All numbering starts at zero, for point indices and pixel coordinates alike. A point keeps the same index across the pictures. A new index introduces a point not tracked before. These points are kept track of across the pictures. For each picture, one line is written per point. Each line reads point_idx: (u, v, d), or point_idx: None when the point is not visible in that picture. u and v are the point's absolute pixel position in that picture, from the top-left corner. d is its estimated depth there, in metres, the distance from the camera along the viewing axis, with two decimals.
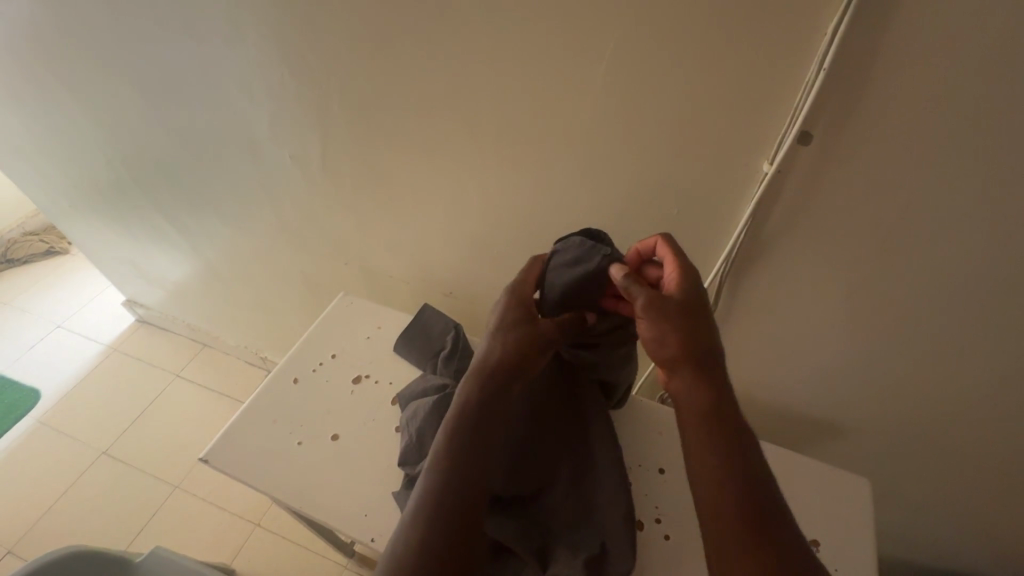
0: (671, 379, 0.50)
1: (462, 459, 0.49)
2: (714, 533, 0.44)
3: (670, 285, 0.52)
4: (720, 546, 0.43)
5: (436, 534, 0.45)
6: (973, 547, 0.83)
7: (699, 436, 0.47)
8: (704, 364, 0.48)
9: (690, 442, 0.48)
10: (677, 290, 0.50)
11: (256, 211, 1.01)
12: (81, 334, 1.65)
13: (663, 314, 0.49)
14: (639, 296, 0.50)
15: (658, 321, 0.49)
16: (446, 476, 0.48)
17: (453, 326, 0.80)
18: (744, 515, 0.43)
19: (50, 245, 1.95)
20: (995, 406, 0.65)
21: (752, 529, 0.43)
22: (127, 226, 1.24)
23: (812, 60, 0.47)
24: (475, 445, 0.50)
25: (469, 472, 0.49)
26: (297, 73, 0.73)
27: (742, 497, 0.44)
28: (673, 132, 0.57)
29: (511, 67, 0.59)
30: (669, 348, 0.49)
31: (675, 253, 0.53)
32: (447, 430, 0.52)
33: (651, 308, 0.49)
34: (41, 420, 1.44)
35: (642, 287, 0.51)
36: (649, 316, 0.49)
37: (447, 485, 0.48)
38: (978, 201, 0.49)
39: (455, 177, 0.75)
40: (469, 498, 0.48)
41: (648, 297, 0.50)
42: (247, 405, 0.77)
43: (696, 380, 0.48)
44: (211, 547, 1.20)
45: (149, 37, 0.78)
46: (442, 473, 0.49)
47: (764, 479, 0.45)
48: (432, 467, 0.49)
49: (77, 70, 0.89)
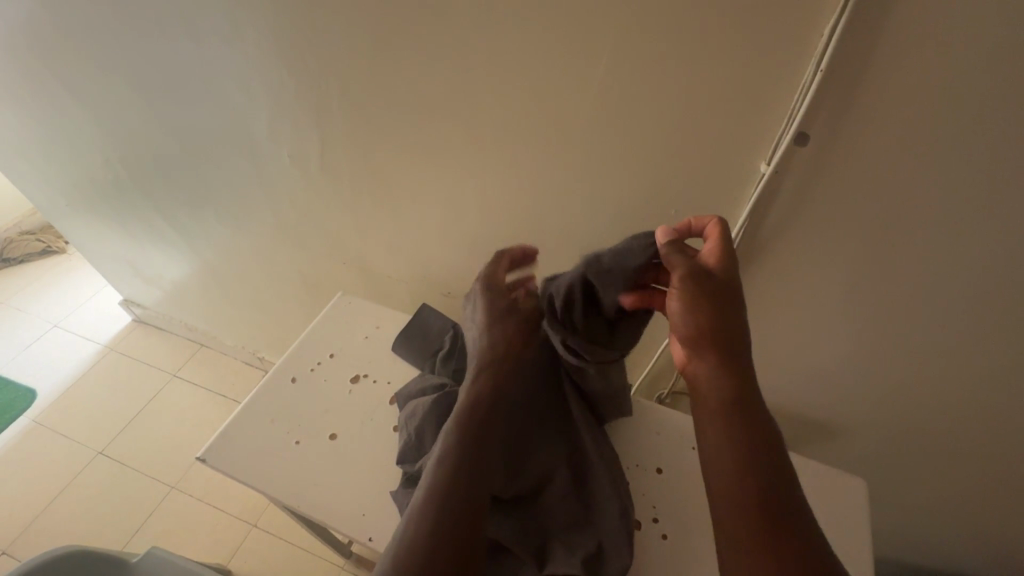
0: (702, 361, 0.49)
1: (465, 457, 0.50)
2: (729, 524, 0.44)
3: (710, 261, 0.50)
4: (738, 533, 0.43)
5: (436, 528, 0.45)
6: (970, 548, 0.83)
7: (720, 425, 0.47)
8: (732, 351, 0.48)
9: (710, 431, 0.47)
10: (719, 269, 0.49)
11: (254, 211, 1.01)
12: (78, 335, 1.64)
13: (700, 293, 0.48)
14: (679, 268, 0.48)
15: (693, 299, 0.48)
16: (449, 470, 0.49)
17: (451, 326, 0.80)
18: (760, 507, 0.43)
19: (47, 245, 1.95)
20: (992, 406, 0.65)
21: (771, 520, 0.42)
22: (124, 225, 1.23)
23: (810, 60, 0.47)
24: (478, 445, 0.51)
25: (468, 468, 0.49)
26: (296, 73, 0.73)
27: (760, 487, 0.44)
28: (672, 133, 0.57)
29: (510, 68, 0.59)
30: (698, 329, 0.48)
31: (722, 233, 0.51)
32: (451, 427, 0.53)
33: (690, 284, 0.48)
34: (37, 420, 1.43)
35: (686, 262, 0.48)
36: (684, 294, 0.48)
37: (447, 481, 0.48)
38: (977, 202, 0.49)
39: (454, 177, 0.75)
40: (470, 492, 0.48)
41: (687, 270, 0.48)
42: (245, 404, 0.77)
43: (722, 367, 0.48)
44: (208, 547, 1.19)
45: (148, 36, 0.78)
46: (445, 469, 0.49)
47: (785, 473, 0.45)
48: (435, 465, 0.50)
49: (74, 68, 0.89)
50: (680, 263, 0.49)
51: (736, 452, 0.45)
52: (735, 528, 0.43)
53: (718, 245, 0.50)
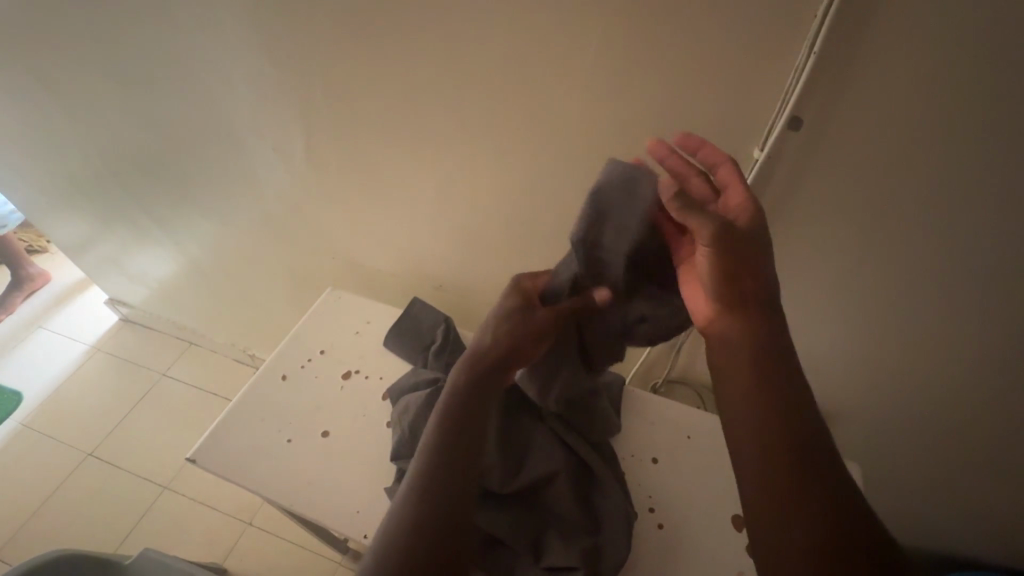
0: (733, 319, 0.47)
1: (453, 448, 0.47)
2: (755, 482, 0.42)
3: (734, 210, 0.49)
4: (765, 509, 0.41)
5: (428, 519, 0.43)
6: (962, 529, 0.84)
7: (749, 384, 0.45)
8: (762, 312, 0.47)
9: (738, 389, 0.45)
10: (744, 218, 0.48)
11: (239, 205, 0.99)
12: (64, 334, 1.62)
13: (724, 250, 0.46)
14: (706, 225, 0.47)
15: (723, 252, 0.46)
16: (441, 452, 0.47)
17: (443, 319, 0.80)
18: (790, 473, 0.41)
19: (29, 244, 1.90)
20: (984, 388, 0.65)
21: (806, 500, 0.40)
22: (107, 223, 1.21)
23: (802, 42, 0.46)
24: (467, 437, 0.49)
25: (459, 458, 0.47)
26: (277, 62, 0.70)
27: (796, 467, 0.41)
28: (663, 121, 0.56)
29: (498, 55, 0.58)
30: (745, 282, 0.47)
31: (739, 181, 0.50)
32: (441, 412, 0.50)
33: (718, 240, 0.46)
34: (24, 423, 1.41)
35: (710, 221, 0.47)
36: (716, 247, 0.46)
37: (439, 465, 0.46)
38: (976, 183, 0.49)
39: (443, 169, 0.73)
40: (464, 485, 0.46)
41: (714, 229, 0.46)
42: (235, 403, 0.76)
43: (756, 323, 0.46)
44: (203, 547, 1.19)
45: (124, 26, 0.75)
46: (437, 450, 0.47)
47: (825, 455, 0.42)
48: (422, 457, 0.47)
49: (48, 61, 0.86)
50: (705, 220, 0.47)
51: (773, 418, 0.43)
52: (765, 499, 0.41)
53: (743, 196, 0.49)
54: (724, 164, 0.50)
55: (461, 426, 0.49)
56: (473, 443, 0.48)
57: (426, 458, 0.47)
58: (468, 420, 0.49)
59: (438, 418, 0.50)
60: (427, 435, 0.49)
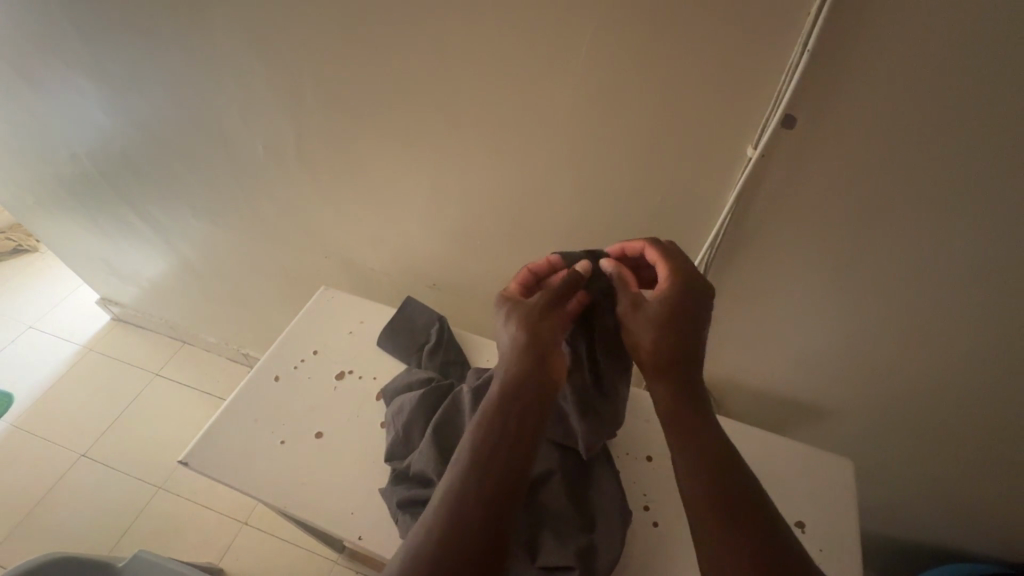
0: (662, 387, 0.53)
1: (486, 460, 0.48)
2: (697, 503, 0.47)
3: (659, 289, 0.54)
4: (713, 542, 0.45)
5: (455, 532, 0.44)
6: (956, 523, 0.84)
7: (689, 442, 0.50)
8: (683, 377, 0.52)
9: (679, 447, 0.51)
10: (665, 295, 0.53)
11: (229, 204, 0.98)
12: (55, 335, 1.60)
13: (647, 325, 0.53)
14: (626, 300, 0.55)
15: (649, 329, 0.53)
16: (477, 464, 0.48)
17: (437, 319, 0.81)
18: (724, 497, 0.47)
19: (17, 242, 1.87)
20: (978, 385, 0.65)
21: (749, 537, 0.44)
22: (96, 222, 1.19)
23: (797, 39, 0.46)
24: (503, 452, 0.48)
25: (490, 470, 0.47)
26: (266, 60, 0.69)
27: (741, 517, 0.46)
28: (656, 119, 0.56)
29: (491, 53, 0.57)
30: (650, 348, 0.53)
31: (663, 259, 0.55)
32: (481, 420, 0.51)
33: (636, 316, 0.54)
34: (16, 424, 1.39)
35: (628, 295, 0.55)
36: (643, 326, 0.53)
37: (474, 480, 0.47)
38: (971, 181, 0.49)
39: (436, 168, 0.73)
40: (492, 500, 0.46)
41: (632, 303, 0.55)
42: (227, 405, 0.75)
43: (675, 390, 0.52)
44: (199, 547, 1.18)
45: (109, 22, 0.74)
46: (472, 461, 0.48)
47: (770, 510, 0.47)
48: (457, 471, 0.48)
49: (33, 58, 0.84)
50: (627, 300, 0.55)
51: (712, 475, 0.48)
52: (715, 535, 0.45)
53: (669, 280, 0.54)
54: (646, 247, 0.57)
55: (496, 439, 0.49)
56: (510, 455, 0.48)
57: (464, 465, 0.48)
58: (503, 431, 0.50)
59: (477, 424, 0.51)
60: (463, 448, 0.49)
